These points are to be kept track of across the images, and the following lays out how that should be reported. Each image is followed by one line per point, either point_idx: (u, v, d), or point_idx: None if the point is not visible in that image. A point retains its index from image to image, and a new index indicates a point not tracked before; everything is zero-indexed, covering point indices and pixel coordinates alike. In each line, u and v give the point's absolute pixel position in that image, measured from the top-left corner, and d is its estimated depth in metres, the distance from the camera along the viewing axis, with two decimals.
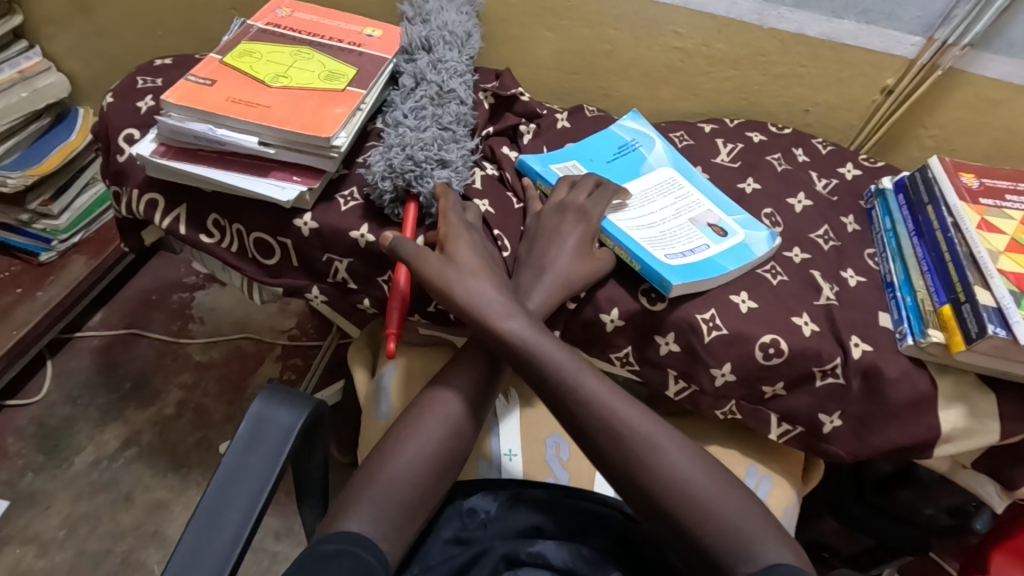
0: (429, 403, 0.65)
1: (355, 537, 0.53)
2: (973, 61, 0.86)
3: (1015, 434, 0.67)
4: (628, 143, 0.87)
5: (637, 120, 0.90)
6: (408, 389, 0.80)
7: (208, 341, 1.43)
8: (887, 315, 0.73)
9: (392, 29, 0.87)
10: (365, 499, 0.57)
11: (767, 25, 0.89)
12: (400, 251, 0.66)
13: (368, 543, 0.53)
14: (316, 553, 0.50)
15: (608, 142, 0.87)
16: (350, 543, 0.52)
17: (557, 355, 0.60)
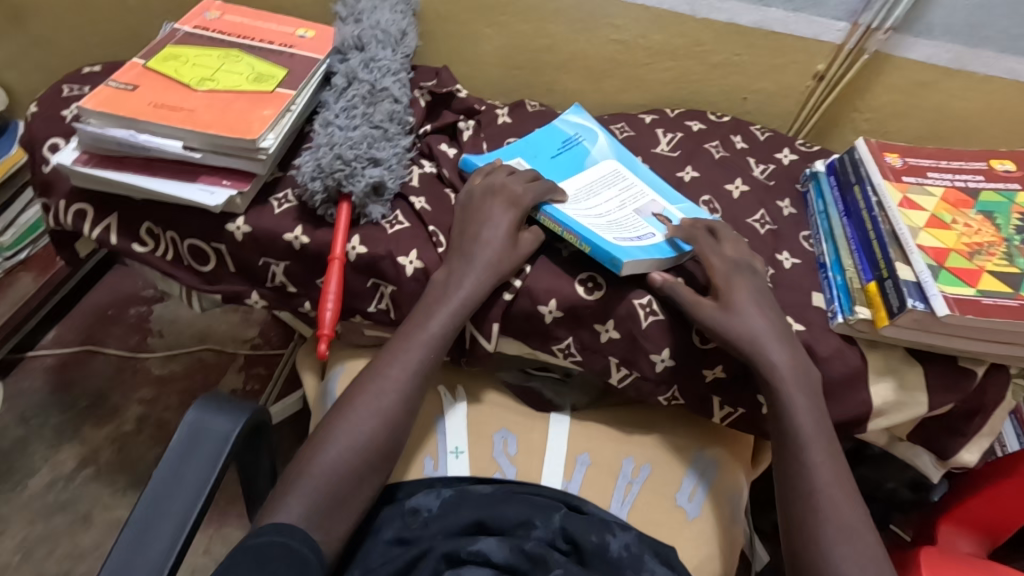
0: (368, 401, 0.65)
1: (282, 527, 0.54)
2: (898, 45, 0.88)
3: (943, 406, 0.68)
4: (572, 137, 0.87)
5: (579, 114, 0.90)
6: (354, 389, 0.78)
7: (168, 354, 1.40)
8: (821, 294, 0.74)
9: (326, 29, 0.87)
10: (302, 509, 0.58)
11: (700, 15, 0.90)
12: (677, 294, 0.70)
13: (292, 529, 0.54)
14: (244, 549, 0.50)
15: (552, 137, 0.87)
16: (277, 533, 0.53)
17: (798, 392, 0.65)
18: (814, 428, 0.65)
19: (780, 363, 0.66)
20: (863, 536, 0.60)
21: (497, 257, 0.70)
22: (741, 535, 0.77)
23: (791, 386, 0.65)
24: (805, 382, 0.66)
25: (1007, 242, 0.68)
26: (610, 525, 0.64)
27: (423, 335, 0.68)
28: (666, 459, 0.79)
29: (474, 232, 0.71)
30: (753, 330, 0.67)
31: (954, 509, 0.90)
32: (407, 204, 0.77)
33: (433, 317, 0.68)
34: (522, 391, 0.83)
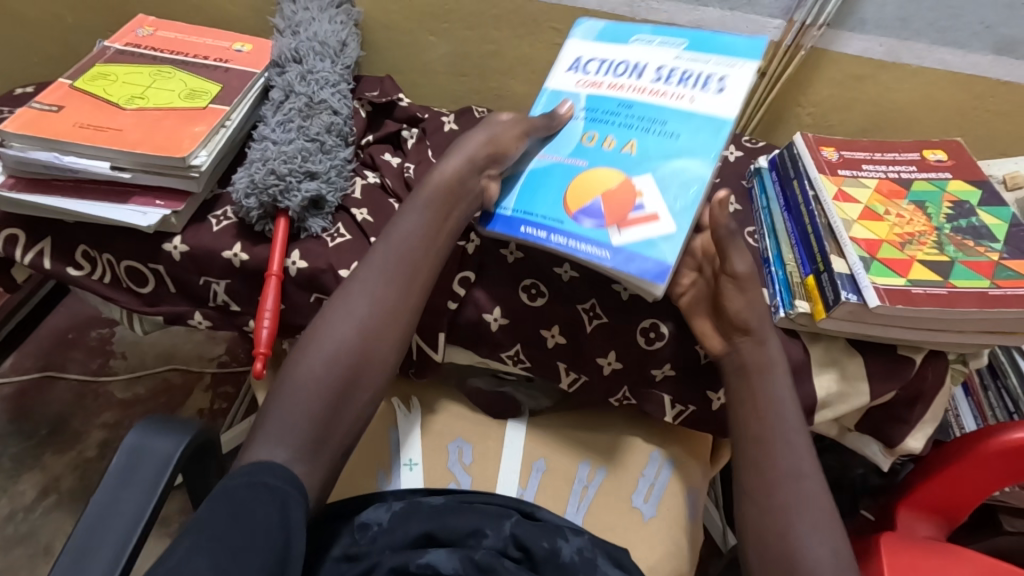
0: (317, 402, 0.60)
1: (264, 468, 0.54)
2: (834, 40, 0.89)
3: (884, 394, 0.69)
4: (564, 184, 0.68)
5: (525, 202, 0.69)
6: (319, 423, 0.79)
7: (130, 376, 1.37)
8: (764, 289, 0.74)
9: (263, 42, 0.86)
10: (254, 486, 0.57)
11: (639, 17, 0.90)
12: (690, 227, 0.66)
13: (274, 468, 0.54)
14: (225, 492, 0.51)
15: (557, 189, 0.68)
16: (260, 474, 0.53)
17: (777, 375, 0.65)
18: (785, 412, 0.64)
19: (767, 359, 0.65)
20: (807, 514, 0.59)
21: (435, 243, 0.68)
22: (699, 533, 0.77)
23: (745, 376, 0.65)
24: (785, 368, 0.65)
25: (938, 231, 0.69)
26: (563, 529, 0.64)
27: (345, 340, 0.63)
28: (621, 460, 0.79)
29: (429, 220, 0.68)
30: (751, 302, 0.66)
31: (912, 492, 0.88)
32: (349, 216, 0.77)
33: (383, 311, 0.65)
34: (490, 396, 0.82)
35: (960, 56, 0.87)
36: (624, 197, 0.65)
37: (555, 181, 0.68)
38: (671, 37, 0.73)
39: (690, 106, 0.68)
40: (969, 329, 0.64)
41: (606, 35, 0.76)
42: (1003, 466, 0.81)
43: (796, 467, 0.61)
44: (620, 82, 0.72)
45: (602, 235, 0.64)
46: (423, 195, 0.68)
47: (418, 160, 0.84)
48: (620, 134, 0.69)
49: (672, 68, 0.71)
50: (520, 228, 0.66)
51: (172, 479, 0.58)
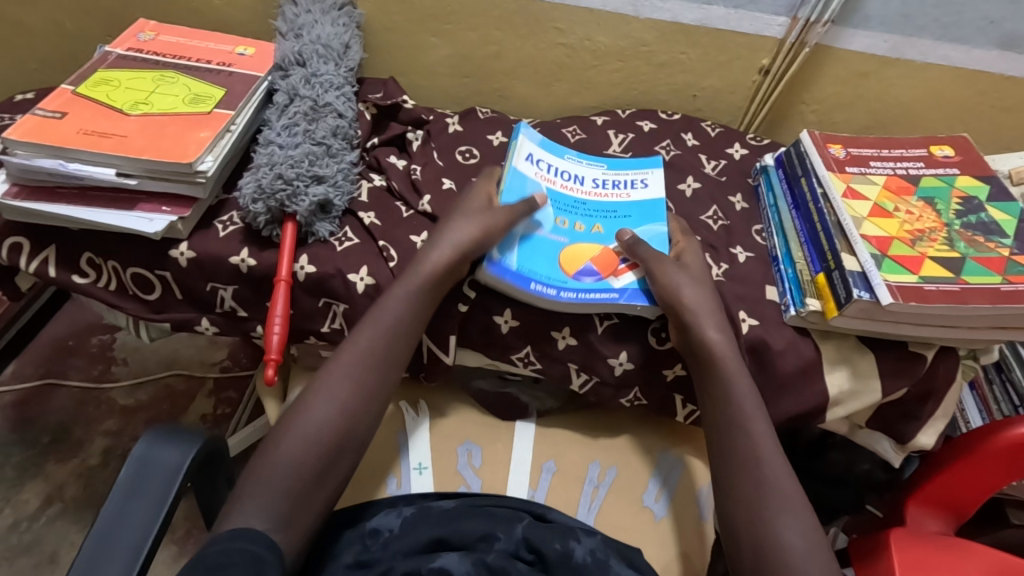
0: (295, 480, 0.58)
1: (239, 533, 0.52)
2: (837, 37, 0.89)
3: (896, 391, 0.69)
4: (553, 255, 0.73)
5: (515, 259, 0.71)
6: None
7: (133, 383, 1.36)
8: (774, 288, 0.74)
9: (265, 45, 0.86)
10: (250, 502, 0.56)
11: (643, 15, 0.90)
12: (636, 251, 0.71)
13: (252, 533, 0.52)
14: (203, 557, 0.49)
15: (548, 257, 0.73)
16: (240, 539, 0.51)
17: (742, 386, 0.65)
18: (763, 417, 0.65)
19: (737, 375, 0.65)
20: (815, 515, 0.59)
21: (419, 315, 0.68)
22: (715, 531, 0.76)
23: (733, 370, 0.65)
24: (749, 387, 0.65)
25: (948, 227, 0.69)
26: (574, 530, 0.64)
27: (326, 419, 0.62)
28: (630, 462, 0.78)
29: (407, 287, 0.68)
30: (705, 318, 0.66)
31: (922, 489, 0.87)
32: (356, 220, 0.76)
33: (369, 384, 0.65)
34: (498, 399, 0.82)
35: (963, 52, 0.87)
36: (608, 256, 0.74)
37: (545, 250, 0.73)
38: (593, 159, 0.85)
39: (632, 199, 0.81)
40: (981, 325, 0.64)
41: (544, 143, 0.85)
42: (1013, 461, 0.81)
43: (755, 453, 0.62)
44: (569, 185, 0.81)
45: (604, 284, 0.71)
46: (409, 278, 0.68)
47: (424, 162, 0.84)
48: (585, 220, 0.78)
49: (604, 178, 0.83)
50: (530, 283, 0.69)
51: (181, 489, 0.57)
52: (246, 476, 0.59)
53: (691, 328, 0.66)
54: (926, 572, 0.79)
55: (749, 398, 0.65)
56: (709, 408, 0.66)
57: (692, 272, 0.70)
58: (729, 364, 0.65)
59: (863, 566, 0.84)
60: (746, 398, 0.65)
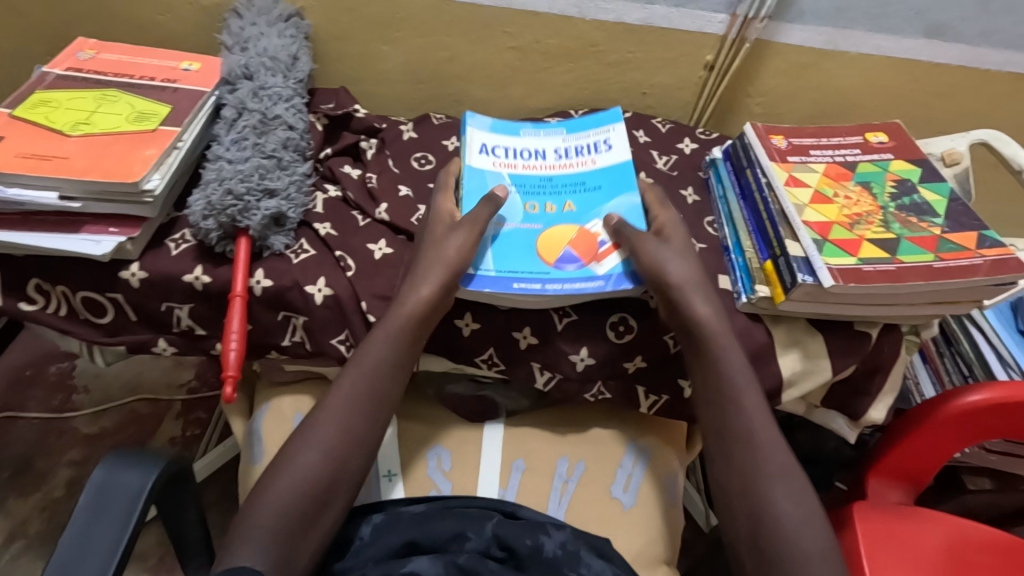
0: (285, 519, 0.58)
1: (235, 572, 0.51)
2: (776, 31, 0.92)
3: (845, 368, 0.72)
4: (529, 246, 0.73)
5: (498, 262, 0.71)
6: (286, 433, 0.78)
7: (96, 410, 1.32)
8: (727, 277, 0.76)
9: (211, 59, 0.85)
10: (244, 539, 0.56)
11: (589, 16, 0.92)
12: (622, 231, 0.72)
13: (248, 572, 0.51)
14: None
15: (526, 250, 0.72)
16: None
17: (736, 362, 0.66)
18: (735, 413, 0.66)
19: (728, 351, 0.67)
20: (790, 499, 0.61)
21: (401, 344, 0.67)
22: (681, 516, 0.79)
23: (723, 345, 0.66)
24: (742, 361, 0.67)
25: (884, 210, 0.72)
26: (546, 525, 0.64)
27: (314, 462, 0.62)
28: (599, 454, 0.79)
29: (389, 322, 0.67)
30: (692, 294, 0.67)
31: (880, 461, 0.90)
32: (312, 231, 0.76)
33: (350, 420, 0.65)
34: (472, 402, 0.82)
35: (894, 41, 0.91)
36: (586, 241, 0.73)
37: (518, 242, 0.73)
38: (552, 127, 0.86)
39: (597, 166, 0.82)
40: (919, 301, 0.67)
41: (498, 127, 0.85)
42: (962, 427, 0.84)
43: (746, 429, 0.65)
44: (532, 164, 0.82)
45: (587, 272, 0.71)
46: (393, 321, 0.67)
47: (379, 170, 0.84)
48: (555, 199, 0.78)
49: (566, 147, 0.84)
50: (513, 284, 0.69)
51: (144, 512, 0.56)
52: (238, 521, 0.58)
53: (679, 306, 0.67)
54: (886, 542, 0.82)
55: (743, 376, 0.66)
56: (701, 384, 0.67)
57: (677, 246, 0.71)
58: (716, 343, 0.66)
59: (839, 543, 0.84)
60: (739, 378, 0.66)
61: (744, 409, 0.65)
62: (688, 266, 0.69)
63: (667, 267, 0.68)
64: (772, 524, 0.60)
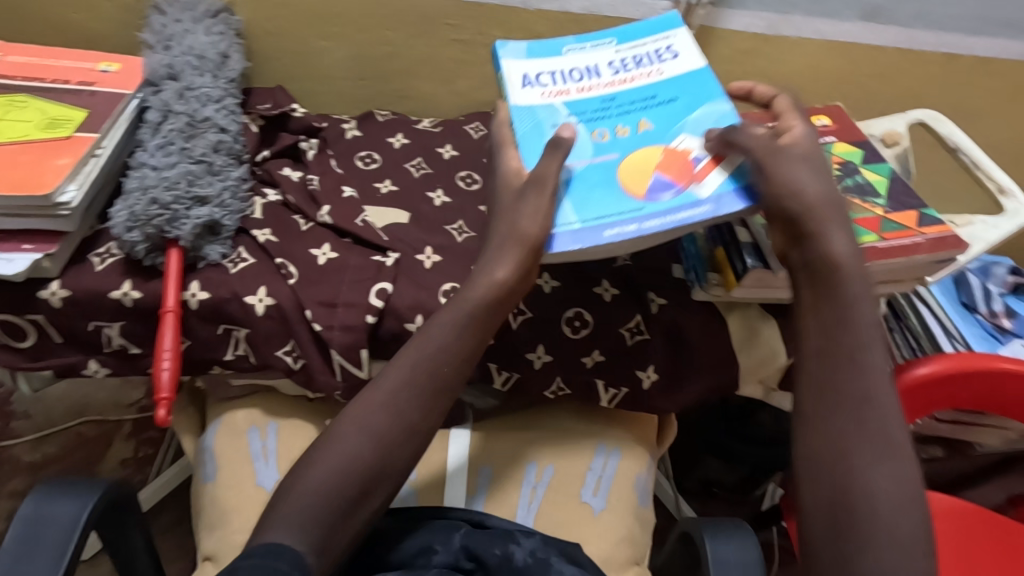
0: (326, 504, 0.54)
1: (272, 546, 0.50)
2: (719, 18, 0.92)
3: None
4: (613, 184, 0.61)
5: (580, 211, 0.60)
6: (238, 450, 0.74)
7: (38, 436, 1.24)
8: (679, 265, 0.76)
9: (133, 60, 0.80)
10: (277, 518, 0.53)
11: (532, 7, 0.90)
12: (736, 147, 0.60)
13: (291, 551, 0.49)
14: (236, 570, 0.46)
15: (609, 190, 0.61)
16: (272, 556, 0.48)
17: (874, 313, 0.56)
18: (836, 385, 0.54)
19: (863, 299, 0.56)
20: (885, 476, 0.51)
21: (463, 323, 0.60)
22: (650, 514, 0.79)
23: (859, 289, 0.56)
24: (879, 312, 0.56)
25: None
26: (512, 534, 0.62)
27: (358, 446, 0.57)
28: (569, 454, 0.78)
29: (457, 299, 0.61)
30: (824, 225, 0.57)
31: None
32: (250, 239, 0.72)
33: (386, 415, 0.58)
34: None
35: (833, 25, 0.93)
36: (676, 161, 0.62)
37: (595, 180, 0.62)
38: (598, 37, 0.71)
39: (665, 78, 0.68)
40: None
41: (538, 48, 0.71)
42: (917, 396, 0.82)
43: (863, 390, 0.53)
44: (586, 86, 0.68)
45: (688, 197, 0.59)
46: (466, 298, 0.60)
47: (321, 171, 0.80)
48: (625, 121, 0.66)
49: (622, 59, 0.70)
50: (603, 232, 0.58)
51: (82, 546, 0.52)
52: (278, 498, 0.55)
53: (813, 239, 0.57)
54: None
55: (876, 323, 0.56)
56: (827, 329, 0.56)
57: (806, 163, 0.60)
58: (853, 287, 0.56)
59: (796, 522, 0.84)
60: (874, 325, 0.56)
61: (865, 371, 0.54)
62: (828, 189, 0.59)
63: (804, 192, 0.58)
64: (867, 502, 0.50)
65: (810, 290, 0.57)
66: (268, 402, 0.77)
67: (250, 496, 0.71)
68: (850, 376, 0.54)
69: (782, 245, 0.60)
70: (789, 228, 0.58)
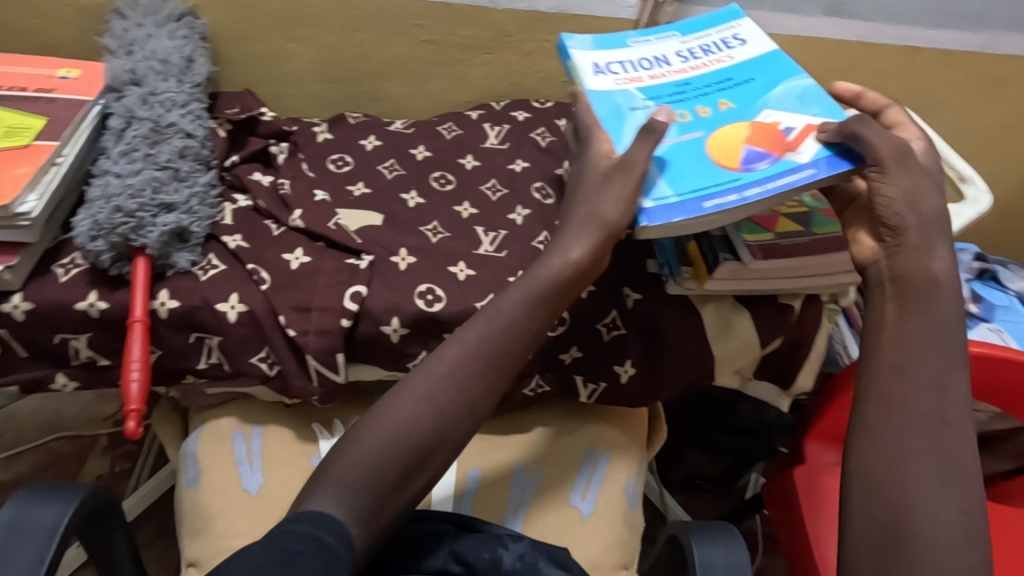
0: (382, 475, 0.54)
1: (319, 515, 0.49)
2: (687, 14, 0.93)
3: (771, 340, 0.74)
4: (708, 158, 0.62)
5: (675, 185, 0.60)
6: (223, 456, 0.73)
7: (9, 455, 1.20)
8: (653, 261, 0.75)
9: (94, 65, 0.78)
10: (329, 477, 0.53)
11: (501, 6, 0.90)
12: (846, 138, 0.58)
13: (330, 525, 0.49)
14: (276, 534, 0.47)
15: (703, 164, 0.62)
16: (317, 525, 0.48)
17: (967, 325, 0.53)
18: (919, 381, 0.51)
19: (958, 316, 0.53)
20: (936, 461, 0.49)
21: (535, 297, 0.60)
22: (641, 519, 0.78)
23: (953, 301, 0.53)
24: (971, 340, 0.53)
25: None
26: (501, 537, 0.62)
27: (416, 417, 0.56)
28: (558, 450, 0.78)
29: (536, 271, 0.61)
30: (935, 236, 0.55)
31: (816, 424, 0.88)
32: (220, 245, 0.71)
33: (447, 388, 0.57)
34: None
35: (797, 21, 0.95)
36: (767, 133, 0.63)
37: (687, 156, 0.63)
38: (663, 33, 0.76)
39: (738, 61, 0.72)
40: (834, 271, 0.70)
41: (604, 41, 0.75)
42: None
43: (939, 411, 0.50)
44: (658, 72, 0.72)
45: (787, 163, 0.60)
46: (535, 277, 0.61)
47: (293, 175, 0.80)
48: (705, 101, 0.68)
49: (689, 49, 0.74)
50: (704, 204, 0.58)
51: (60, 553, 0.52)
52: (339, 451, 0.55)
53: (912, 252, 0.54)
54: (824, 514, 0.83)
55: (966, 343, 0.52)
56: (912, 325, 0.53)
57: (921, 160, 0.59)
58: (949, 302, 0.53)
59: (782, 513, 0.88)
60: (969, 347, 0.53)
61: (944, 393, 0.51)
62: (942, 206, 0.55)
63: (918, 202, 0.55)
64: (924, 524, 0.47)
65: (894, 306, 0.54)
66: (244, 412, 0.76)
67: (234, 503, 0.70)
68: (927, 394, 0.51)
69: (869, 254, 0.58)
70: (885, 233, 0.56)
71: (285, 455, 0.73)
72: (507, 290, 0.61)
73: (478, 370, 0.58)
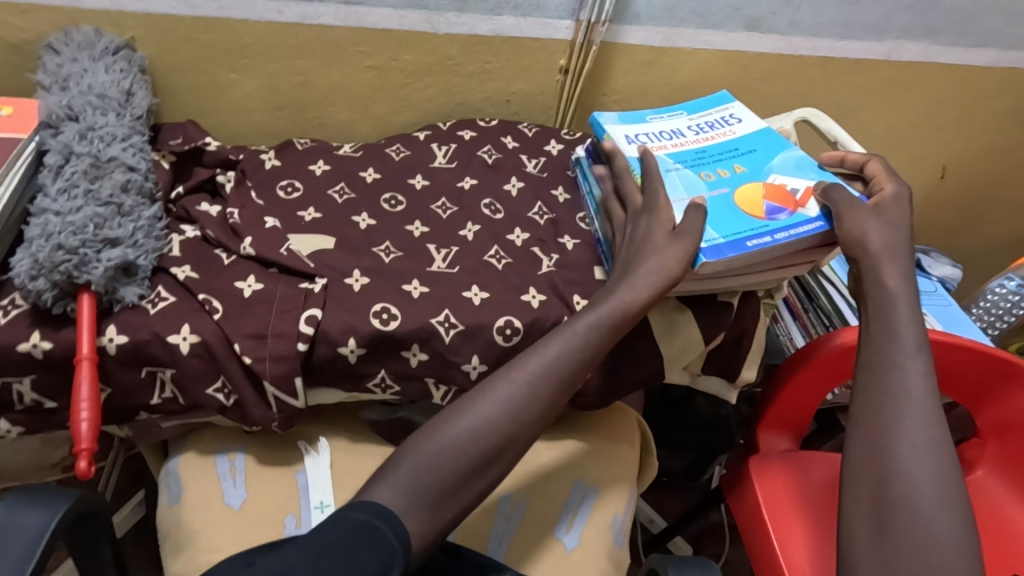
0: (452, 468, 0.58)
1: (383, 509, 0.54)
2: (618, 33, 0.98)
3: (715, 337, 0.78)
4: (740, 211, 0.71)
5: (717, 230, 0.69)
6: (206, 471, 0.73)
7: None
8: (600, 267, 0.79)
9: (27, 102, 0.78)
10: (406, 464, 0.58)
11: (441, 31, 0.93)
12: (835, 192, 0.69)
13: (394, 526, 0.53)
14: (342, 520, 0.52)
15: (739, 215, 0.71)
16: (377, 518, 0.53)
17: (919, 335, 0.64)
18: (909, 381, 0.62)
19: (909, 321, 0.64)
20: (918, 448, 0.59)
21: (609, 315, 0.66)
22: (625, 556, 0.77)
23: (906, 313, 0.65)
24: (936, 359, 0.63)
25: None
26: (484, 567, 0.64)
27: (494, 419, 0.61)
28: (550, 468, 0.79)
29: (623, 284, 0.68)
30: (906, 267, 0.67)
31: (766, 415, 0.92)
32: (169, 277, 0.71)
33: (511, 388, 0.62)
34: (391, 425, 0.78)
35: (720, 36, 1.01)
36: (778, 192, 0.73)
37: (721, 207, 0.72)
38: (673, 111, 0.88)
39: (740, 135, 0.82)
40: (767, 268, 0.73)
41: (626, 117, 0.86)
42: (816, 377, 0.87)
43: (911, 394, 0.61)
44: (678, 143, 0.82)
45: (802, 216, 0.70)
46: (603, 314, 0.66)
47: (241, 204, 0.80)
48: (724, 165, 0.78)
49: (697, 125, 0.85)
50: (746, 243, 0.68)
51: (48, 555, 0.52)
52: (425, 435, 0.61)
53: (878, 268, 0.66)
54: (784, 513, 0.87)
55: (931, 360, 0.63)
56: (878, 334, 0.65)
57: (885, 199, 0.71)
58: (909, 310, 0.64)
59: (735, 494, 0.90)
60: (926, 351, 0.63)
61: (922, 378, 0.62)
62: (903, 238, 0.68)
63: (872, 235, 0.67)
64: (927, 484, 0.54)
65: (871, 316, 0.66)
66: (214, 437, 0.76)
67: (218, 517, 0.69)
68: (915, 392, 0.61)
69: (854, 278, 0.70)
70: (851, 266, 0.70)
71: (269, 478, 0.73)
72: (581, 318, 0.66)
73: (552, 387, 0.63)
